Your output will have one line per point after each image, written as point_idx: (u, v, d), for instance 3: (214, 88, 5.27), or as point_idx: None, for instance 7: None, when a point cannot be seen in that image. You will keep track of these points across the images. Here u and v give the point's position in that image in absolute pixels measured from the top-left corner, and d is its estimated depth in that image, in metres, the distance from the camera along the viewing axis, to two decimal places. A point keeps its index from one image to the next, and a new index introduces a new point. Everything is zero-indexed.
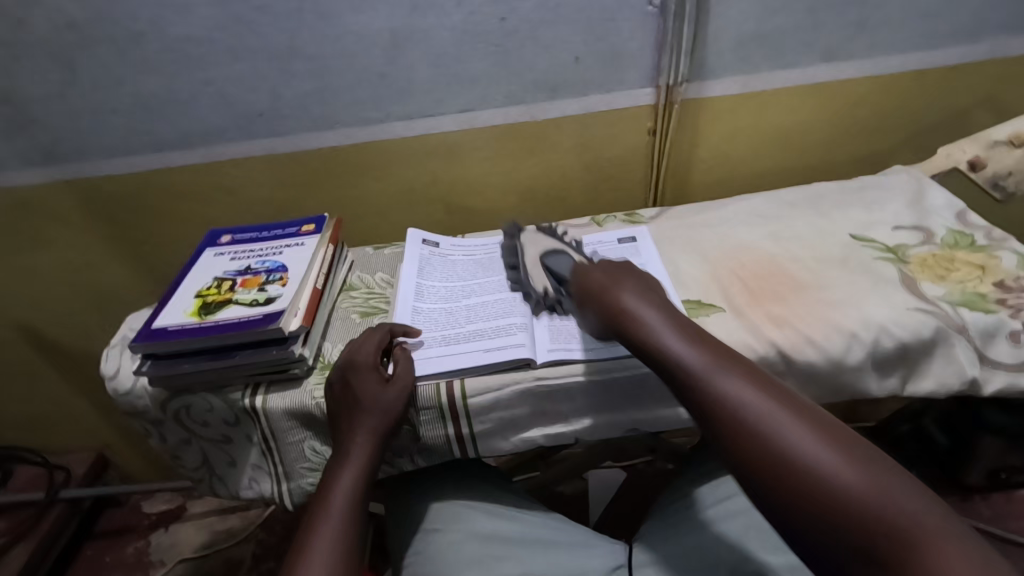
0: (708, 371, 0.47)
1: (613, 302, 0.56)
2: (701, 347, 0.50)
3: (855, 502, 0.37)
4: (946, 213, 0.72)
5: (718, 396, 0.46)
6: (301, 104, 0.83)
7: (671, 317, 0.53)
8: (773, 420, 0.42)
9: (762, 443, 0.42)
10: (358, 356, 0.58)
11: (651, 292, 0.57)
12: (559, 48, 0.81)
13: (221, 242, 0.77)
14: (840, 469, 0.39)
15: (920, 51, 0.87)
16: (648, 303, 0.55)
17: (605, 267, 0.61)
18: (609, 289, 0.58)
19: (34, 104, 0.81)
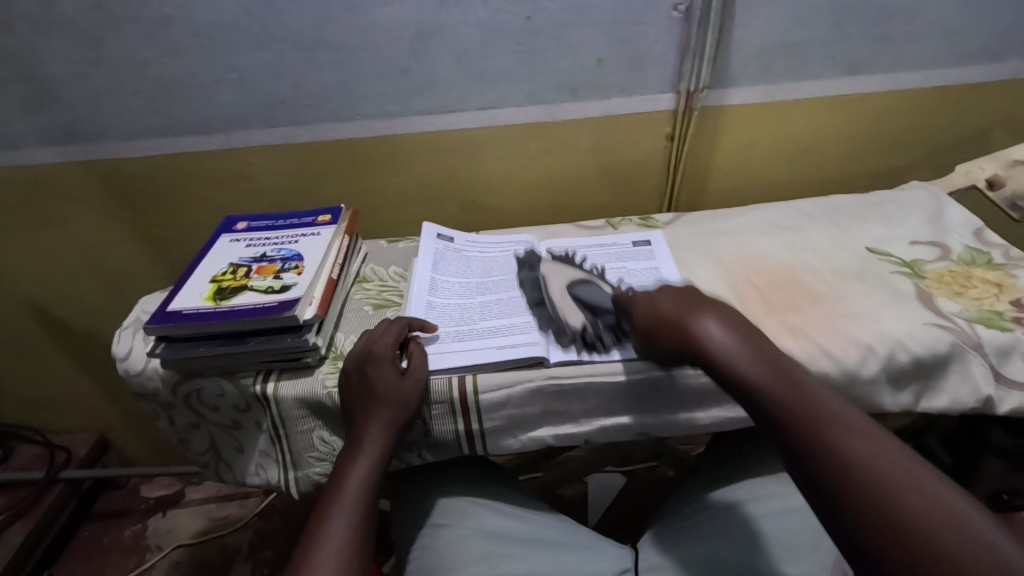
0: (786, 397, 0.46)
1: (674, 316, 0.56)
2: (772, 368, 0.49)
3: (941, 546, 0.35)
4: (963, 231, 0.72)
5: (794, 423, 0.44)
6: (322, 94, 0.83)
7: (738, 334, 0.53)
8: (854, 453, 0.41)
9: (838, 470, 0.40)
10: (375, 348, 0.58)
11: (716, 308, 0.56)
12: (583, 49, 0.81)
13: (236, 228, 0.77)
14: (927, 511, 0.37)
15: (942, 67, 0.87)
16: (713, 319, 0.54)
17: (675, 294, 0.59)
18: (671, 304, 0.57)
19: (56, 82, 0.81)
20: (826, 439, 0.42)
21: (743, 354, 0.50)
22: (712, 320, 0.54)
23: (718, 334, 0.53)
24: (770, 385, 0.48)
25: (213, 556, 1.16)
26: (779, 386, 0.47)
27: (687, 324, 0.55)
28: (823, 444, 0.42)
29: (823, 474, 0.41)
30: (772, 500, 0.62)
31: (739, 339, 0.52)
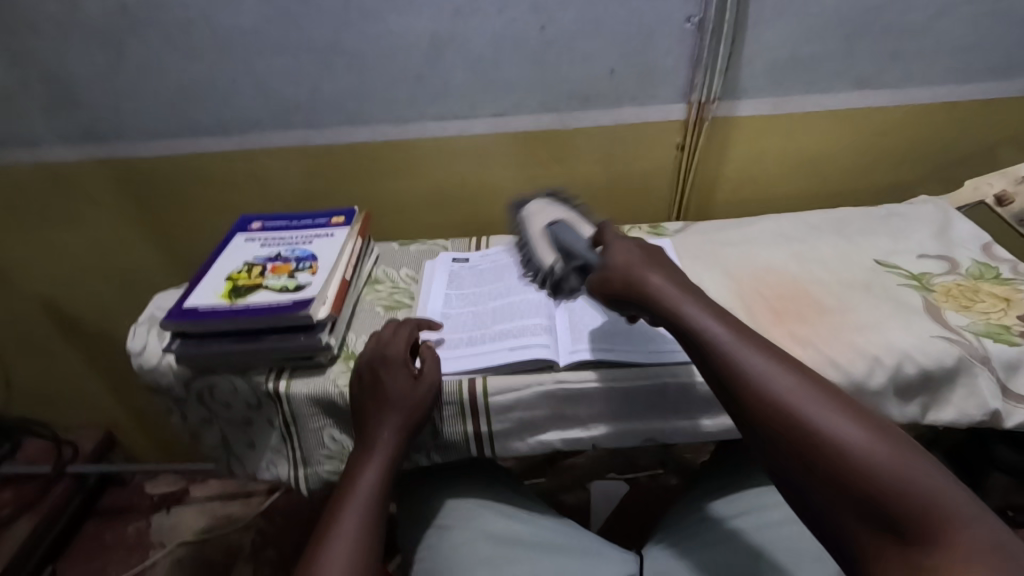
0: (721, 333, 0.49)
1: (623, 268, 0.56)
2: (709, 310, 0.51)
3: (843, 446, 0.40)
4: (972, 245, 0.72)
5: (728, 358, 0.47)
6: (338, 99, 0.84)
7: (677, 280, 0.55)
8: (788, 385, 0.44)
9: (773, 402, 0.44)
10: (388, 350, 0.59)
11: (654, 258, 0.58)
12: (596, 59, 0.82)
13: (251, 228, 0.79)
14: (854, 432, 0.40)
15: (952, 84, 0.87)
16: (654, 266, 0.56)
17: (630, 242, 0.60)
18: (616, 252, 0.59)
19: (78, 82, 0.82)
20: (760, 372, 0.45)
21: (682, 298, 0.53)
22: (652, 267, 0.56)
23: (659, 280, 0.55)
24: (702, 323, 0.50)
25: (216, 555, 1.16)
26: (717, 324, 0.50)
27: (632, 270, 0.56)
28: (756, 376, 0.45)
29: (758, 405, 0.44)
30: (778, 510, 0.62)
31: (675, 284, 0.55)
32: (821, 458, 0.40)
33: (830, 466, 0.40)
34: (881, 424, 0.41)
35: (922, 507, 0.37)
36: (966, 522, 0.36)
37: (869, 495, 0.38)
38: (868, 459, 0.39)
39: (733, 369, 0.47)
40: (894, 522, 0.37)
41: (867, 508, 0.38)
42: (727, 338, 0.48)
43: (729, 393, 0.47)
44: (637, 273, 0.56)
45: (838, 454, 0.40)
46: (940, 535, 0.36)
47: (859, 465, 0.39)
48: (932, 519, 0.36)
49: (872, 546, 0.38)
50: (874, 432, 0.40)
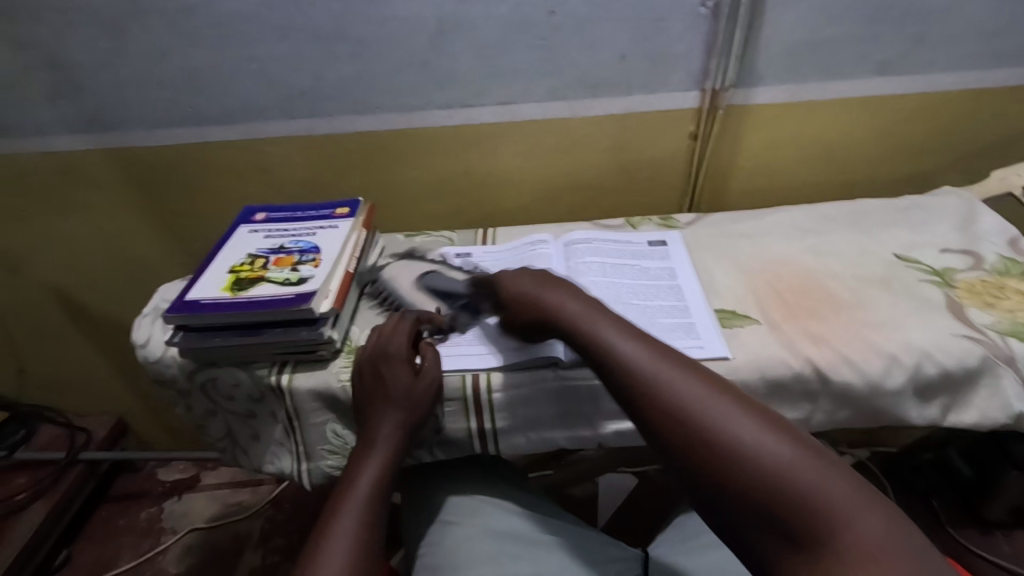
0: (618, 347, 0.47)
1: (531, 295, 0.56)
2: (608, 324, 0.50)
3: (737, 446, 0.38)
4: (997, 239, 0.69)
5: (625, 368, 0.46)
6: (342, 87, 0.83)
7: (583, 298, 0.54)
8: (681, 388, 0.42)
9: (668, 409, 0.42)
10: (389, 346, 0.58)
11: (556, 282, 0.57)
12: (606, 45, 0.80)
13: (255, 219, 0.78)
14: (735, 424, 0.39)
15: (980, 69, 0.84)
16: (558, 289, 0.56)
17: (533, 273, 0.59)
18: (524, 280, 0.58)
19: (81, 69, 0.81)
20: (655, 375, 0.44)
21: (586, 314, 0.52)
22: (559, 289, 0.56)
23: (563, 300, 0.54)
24: (605, 333, 0.49)
25: (226, 542, 1.17)
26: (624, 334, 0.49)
27: (542, 296, 0.56)
28: (653, 376, 0.44)
29: (654, 412, 0.42)
30: None
31: (579, 299, 0.54)
32: (712, 464, 0.38)
33: (719, 471, 0.38)
34: (779, 422, 0.39)
35: (808, 503, 0.35)
36: (854, 522, 0.34)
37: (765, 496, 0.36)
38: (756, 458, 0.37)
39: (629, 378, 0.45)
40: (797, 528, 0.35)
41: (751, 506, 0.36)
42: (628, 346, 0.47)
43: (627, 400, 0.45)
44: (541, 301, 0.55)
45: (728, 456, 0.38)
46: (831, 536, 0.34)
47: (748, 465, 0.37)
48: (821, 518, 0.34)
49: (764, 546, 0.36)
50: (767, 428, 0.38)
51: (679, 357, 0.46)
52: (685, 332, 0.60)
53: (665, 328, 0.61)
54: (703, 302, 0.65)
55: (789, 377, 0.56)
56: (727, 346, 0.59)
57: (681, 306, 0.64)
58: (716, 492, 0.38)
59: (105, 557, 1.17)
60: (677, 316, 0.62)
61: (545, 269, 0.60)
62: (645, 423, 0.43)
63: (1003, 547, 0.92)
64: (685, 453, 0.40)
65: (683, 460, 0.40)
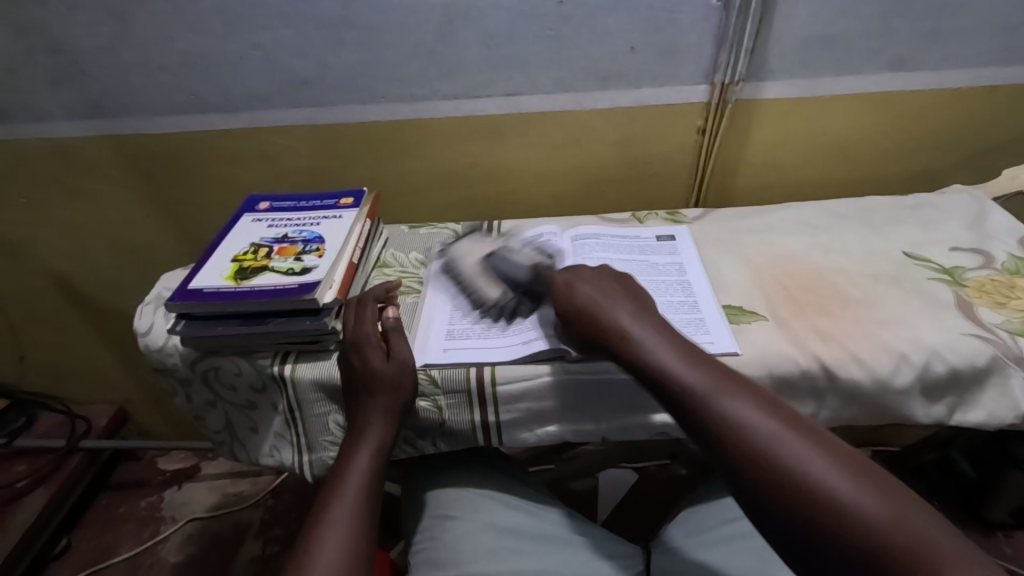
0: (693, 378, 0.46)
1: (588, 308, 0.55)
2: (675, 351, 0.49)
3: (829, 494, 0.38)
4: (1007, 238, 0.69)
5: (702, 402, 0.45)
6: (348, 75, 0.82)
7: (643, 321, 0.53)
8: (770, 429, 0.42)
9: (755, 449, 0.41)
10: (360, 336, 0.58)
11: (618, 295, 0.56)
12: (615, 37, 0.79)
13: (259, 208, 0.77)
14: (824, 471, 0.39)
15: (994, 66, 0.83)
16: (617, 308, 0.54)
17: (593, 280, 0.58)
18: (584, 293, 0.56)
19: (84, 55, 0.81)
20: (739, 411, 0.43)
21: (653, 340, 0.51)
22: (619, 307, 0.54)
23: (625, 323, 0.53)
24: (678, 362, 0.48)
25: (225, 532, 1.17)
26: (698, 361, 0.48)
27: (599, 313, 0.54)
28: (730, 414, 0.43)
29: (739, 451, 0.42)
30: None
31: (642, 324, 0.53)
32: (805, 512, 0.38)
33: (813, 521, 0.38)
34: (863, 465, 0.39)
35: (912, 559, 0.35)
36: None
37: (863, 549, 0.36)
38: (853, 510, 0.37)
39: (708, 412, 0.44)
40: None
41: (849, 560, 0.36)
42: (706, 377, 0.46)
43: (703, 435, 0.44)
44: (605, 317, 0.54)
45: (827, 504, 0.37)
46: None
47: (849, 515, 0.37)
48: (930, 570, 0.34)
49: None
50: (854, 475, 0.38)
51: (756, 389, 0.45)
52: (693, 327, 0.60)
53: (673, 323, 0.60)
54: (710, 297, 0.64)
55: (796, 374, 0.56)
56: (734, 341, 0.58)
57: (688, 302, 0.63)
58: (806, 539, 0.38)
59: (105, 545, 1.17)
60: (683, 311, 0.62)
61: (601, 275, 0.59)
62: (725, 461, 0.42)
63: (1004, 548, 0.93)
64: (777, 496, 0.39)
65: (770, 506, 0.39)
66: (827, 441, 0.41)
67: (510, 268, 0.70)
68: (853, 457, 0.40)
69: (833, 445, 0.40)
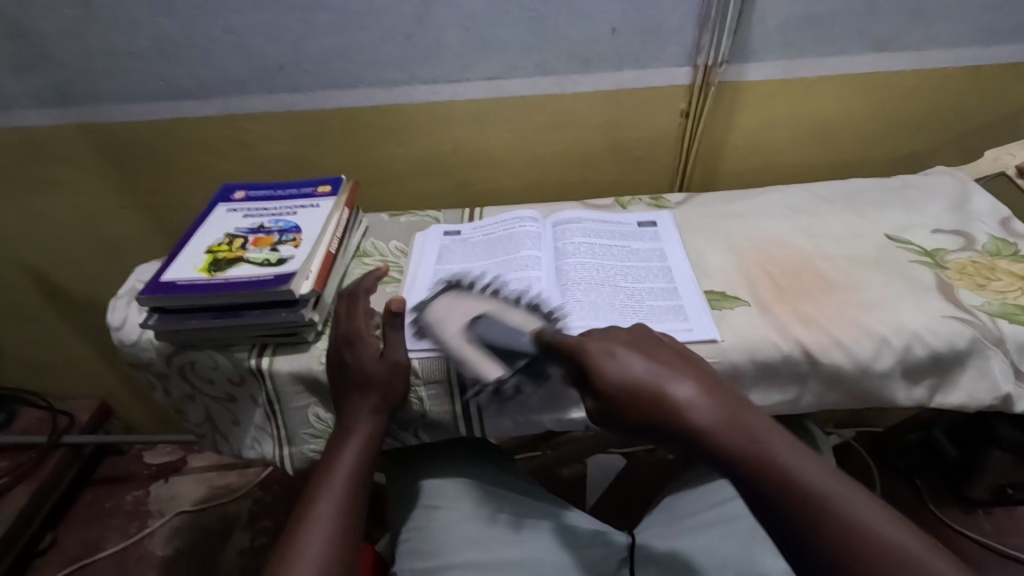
0: (784, 484, 0.41)
1: (643, 374, 0.48)
2: (751, 440, 0.44)
3: None
4: (989, 220, 0.69)
5: (804, 518, 0.40)
6: (323, 59, 0.80)
7: (713, 395, 0.46)
8: (880, 553, 0.37)
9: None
10: (353, 329, 0.58)
11: (674, 365, 0.49)
12: (596, 18, 0.77)
13: (234, 197, 0.75)
14: None
15: (977, 46, 0.82)
16: (679, 383, 0.47)
17: (630, 341, 0.51)
18: (633, 364, 0.48)
19: (49, 41, 0.78)
20: (846, 532, 0.39)
21: (729, 426, 0.44)
22: (678, 383, 0.47)
23: (692, 397, 0.46)
24: (765, 461, 0.42)
25: (214, 524, 1.17)
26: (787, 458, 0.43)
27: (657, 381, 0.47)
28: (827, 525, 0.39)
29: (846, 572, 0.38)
30: None
31: (716, 405, 0.46)
32: None
33: None
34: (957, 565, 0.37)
35: None
36: None
37: None
38: None
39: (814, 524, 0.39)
40: None
41: None
42: (801, 481, 0.41)
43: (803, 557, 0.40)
44: (666, 394, 0.46)
45: None
46: None
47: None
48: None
49: None
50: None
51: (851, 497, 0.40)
52: (674, 314, 0.60)
53: (653, 310, 0.60)
54: (691, 283, 0.64)
55: (778, 359, 0.56)
56: (716, 329, 0.58)
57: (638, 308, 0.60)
58: None
59: (91, 540, 1.16)
60: (667, 298, 0.62)
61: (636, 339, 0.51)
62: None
63: (984, 526, 0.92)
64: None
65: None
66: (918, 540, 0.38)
67: (510, 334, 0.57)
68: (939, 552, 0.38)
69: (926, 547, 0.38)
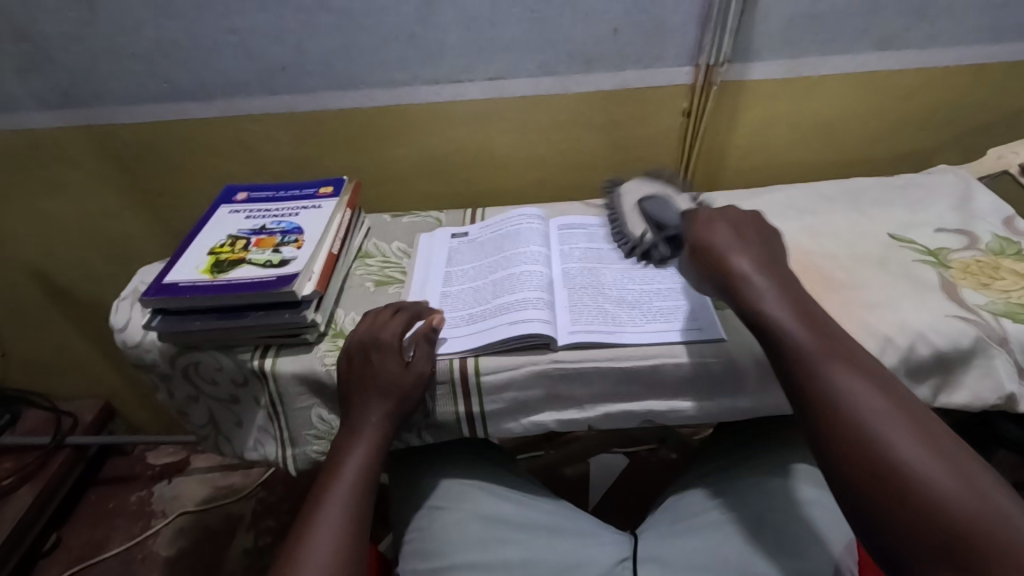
0: (806, 334, 0.46)
1: (716, 245, 0.54)
2: (790, 303, 0.49)
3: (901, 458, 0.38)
4: (993, 218, 0.69)
5: (809, 362, 0.45)
6: (325, 60, 0.80)
7: (768, 271, 0.52)
8: (869, 401, 0.42)
9: (855, 421, 0.41)
10: (381, 334, 0.57)
11: (756, 246, 0.54)
12: (598, 18, 0.77)
13: (236, 199, 0.75)
14: (902, 436, 0.39)
15: (980, 44, 0.82)
16: (743, 250, 0.53)
17: (730, 221, 0.56)
18: (716, 232, 0.55)
19: (52, 43, 0.78)
20: (845, 380, 0.43)
21: (772, 289, 0.50)
22: (743, 250, 0.53)
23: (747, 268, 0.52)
24: (800, 311, 0.48)
25: (217, 524, 1.17)
26: (817, 318, 0.48)
27: (722, 251, 0.53)
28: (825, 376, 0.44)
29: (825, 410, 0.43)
30: (786, 491, 0.60)
31: (768, 272, 0.51)
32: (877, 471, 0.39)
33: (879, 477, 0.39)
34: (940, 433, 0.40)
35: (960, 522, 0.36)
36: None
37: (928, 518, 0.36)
38: (912, 471, 0.38)
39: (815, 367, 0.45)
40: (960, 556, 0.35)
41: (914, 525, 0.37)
42: (828, 340, 0.46)
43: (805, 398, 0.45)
44: (723, 261, 0.53)
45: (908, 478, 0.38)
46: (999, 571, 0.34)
47: (918, 488, 0.37)
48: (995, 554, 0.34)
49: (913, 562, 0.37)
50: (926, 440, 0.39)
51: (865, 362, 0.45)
52: (679, 317, 0.60)
53: (658, 312, 0.61)
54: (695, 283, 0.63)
55: None
56: (722, 329, 0.58)
57: (683, 304, 0.61)
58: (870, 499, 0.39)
59: (95, 540, 1.16)
60: (671, 300, 0.62)
61: (745, 219, 0.57)
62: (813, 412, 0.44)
63: None
64: (862, 470, 0.39)
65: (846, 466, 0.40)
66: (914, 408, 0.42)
67: (660, 209, 0.67)
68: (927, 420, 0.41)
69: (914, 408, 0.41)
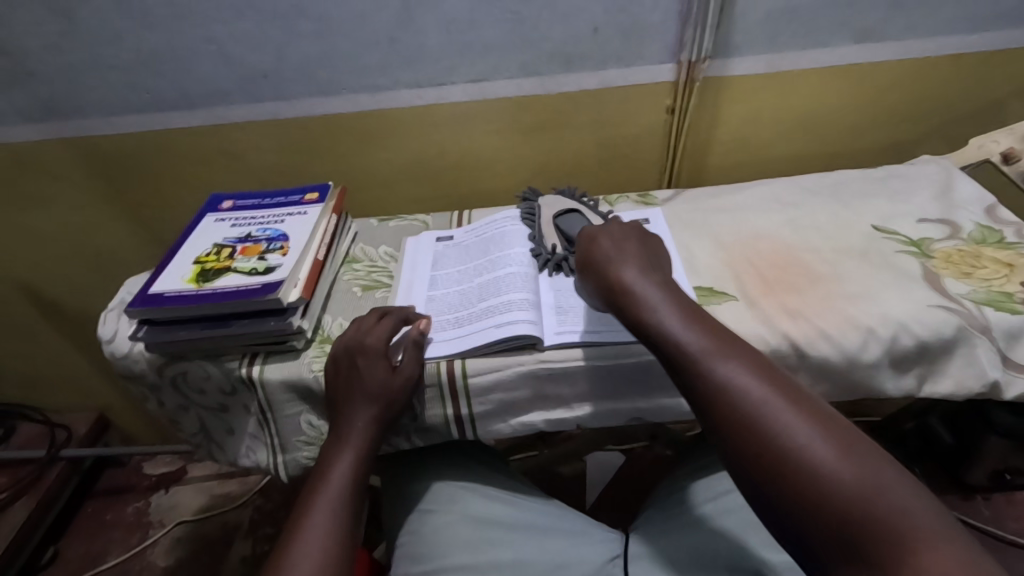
0: (698, 341, 0.46)
1: (605, 259, 0.56)
2: (674, 307, 0.50)
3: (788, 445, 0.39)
4: (974, 207, 0.69)
5: (693, 363, 0.45)
6: (307, 66, 0.80)
7: (654, 278, 0.53)
8: (755, 394, 0.42)
9: (742, 413, 0.41)
10: (367, 339, 0.57)
11: (638, 253, 0.56)
12: (578, 17, 0.77)
13: (222, 207, 0.75)
14: (784, 421, 0.40)
15: (959, 34, 0.82)
16: (632, 265, 0.54)
17: (613, 233, 0.58)
18: (600, 249, 0.57)
19: (32, 56, 0.78)
20: (741, 385, 0.43)
21: (658, 294, 0.51)
22: (629, 263, 0.55)
23: (634, 278, 0.53)
24: (689, 322, 0.48)
25: (215, 532, 1.17)
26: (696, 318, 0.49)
27: (610, 264, 0.55)
28: (717, 378, 0.44)
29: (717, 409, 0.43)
30: None
31: (657, 282, 0.53)
32: (764, 460, 0.39)
33: (768, 466, 0.39)
34: (824, 413, 0.41)
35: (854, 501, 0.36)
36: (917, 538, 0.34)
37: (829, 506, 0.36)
38: (802, 457, 0.38)
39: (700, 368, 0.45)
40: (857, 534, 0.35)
41: (811, 510, 0.37)
42: (709, 338, 0.47)
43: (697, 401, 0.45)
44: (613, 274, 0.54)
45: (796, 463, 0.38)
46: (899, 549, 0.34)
47: (820, 482, 0.37)
48: (892, 533, 0.34)
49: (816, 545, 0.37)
50: (809, 422, 0.40)
51: (751, 357, 0.45)
52: None
53: None
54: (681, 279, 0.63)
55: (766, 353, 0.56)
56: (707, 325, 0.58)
57: None
58: (771, 489, 0.39)
59: (93, 552, 1.16)
60: None
61: (627, 230, 0.59)
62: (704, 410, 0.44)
63: (981, 511, 0.94)
64: (755, 462, 0.40)
65: (738, 456, 0.41)
66: (797, 394, 0.42)
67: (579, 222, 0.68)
68: (810, 404, 0.41)
69: (794, 394, 0.42)
